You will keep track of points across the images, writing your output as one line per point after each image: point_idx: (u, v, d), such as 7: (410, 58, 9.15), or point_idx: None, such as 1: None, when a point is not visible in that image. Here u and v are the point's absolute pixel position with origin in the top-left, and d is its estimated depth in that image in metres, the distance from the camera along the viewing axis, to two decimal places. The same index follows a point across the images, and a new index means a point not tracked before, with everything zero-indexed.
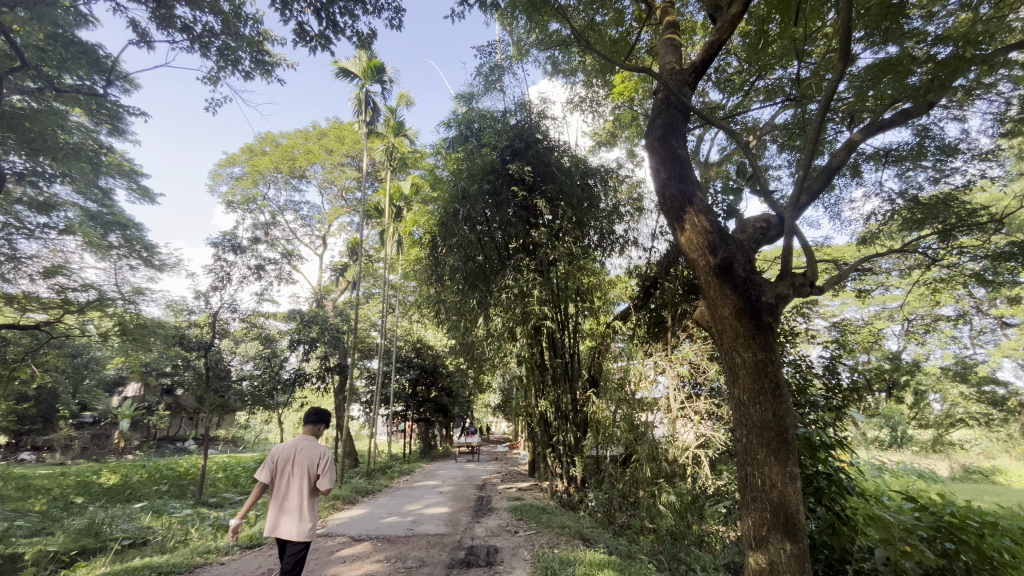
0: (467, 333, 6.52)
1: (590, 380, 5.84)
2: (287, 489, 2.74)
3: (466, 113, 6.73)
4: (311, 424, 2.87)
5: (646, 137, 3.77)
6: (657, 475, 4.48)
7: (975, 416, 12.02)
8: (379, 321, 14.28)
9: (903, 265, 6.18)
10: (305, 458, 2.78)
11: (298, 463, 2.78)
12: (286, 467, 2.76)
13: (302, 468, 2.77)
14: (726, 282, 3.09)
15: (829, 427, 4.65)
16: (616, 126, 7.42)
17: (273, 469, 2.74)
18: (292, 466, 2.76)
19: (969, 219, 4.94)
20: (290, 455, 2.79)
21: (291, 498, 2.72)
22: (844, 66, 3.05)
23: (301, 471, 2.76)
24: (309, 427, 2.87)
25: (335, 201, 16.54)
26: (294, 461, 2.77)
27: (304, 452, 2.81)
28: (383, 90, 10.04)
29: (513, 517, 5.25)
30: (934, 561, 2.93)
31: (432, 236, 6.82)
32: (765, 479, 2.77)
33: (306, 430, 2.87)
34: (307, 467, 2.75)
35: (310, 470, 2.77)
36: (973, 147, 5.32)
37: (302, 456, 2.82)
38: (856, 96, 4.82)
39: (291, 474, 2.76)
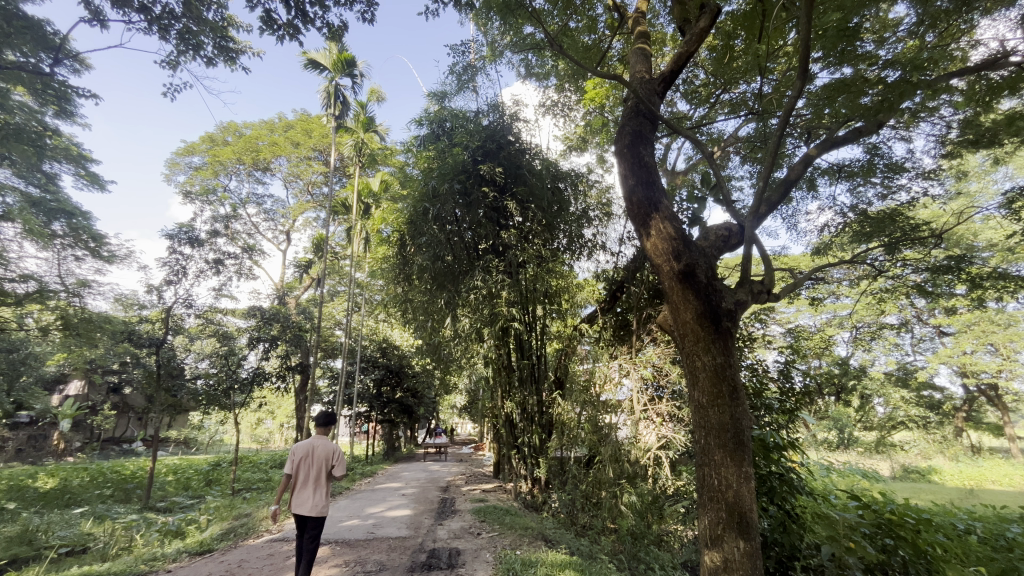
0: (434, 333, 6.47)
1: (555, 382, 5.88)
2: (308, 476, 3.36)
3: (438, 112, 6.67)
4: (324, 424, 3.55)
5: (615, 143, 3.83)
6: (619, 476, 4.53)
7: (915, 419, 12.77)
8: (344, 319, 13.97)
9: (853, 275, 6.50)
10: (323, 451, 3.45)
11: (316, 456, 3.42)
12: (307, 458, 3.39)
13: (320, 458, 3.42)
14: (689, 288, 3.17)
15: (782, 430, 4.81)
16: (588, 131, 7.53)
17: (297, 461, 3.35)
18: (312, 457, 3.39)
19: (912, 234, 5.26)
20: (310, 449, 3.42)
21: (311, 483, 3.33)
22: (804, 82, 3.16)
23: (320, 461, 3.40)
24: (323, 427, 3.54)
25: (300, 196, 16.09)
26: (313, 455, 3.41)
27: (320, 447, 3.47)
28: (354, 84, 9.86)
29: (476, 519, 5.22)
30: (875, 555, 3.06)
31: (400, 234, 6.72)
32: (721, 480, 2.85)
33: (320, 429, 3.51)
34: (325, 456, 3.42)
35: (326, 460, 3.44)
36: (917, 166, 5.66)
37: (318, 450, 3.46)
38: (813, 114, 5.06)
39: (310, 464, 3.38)
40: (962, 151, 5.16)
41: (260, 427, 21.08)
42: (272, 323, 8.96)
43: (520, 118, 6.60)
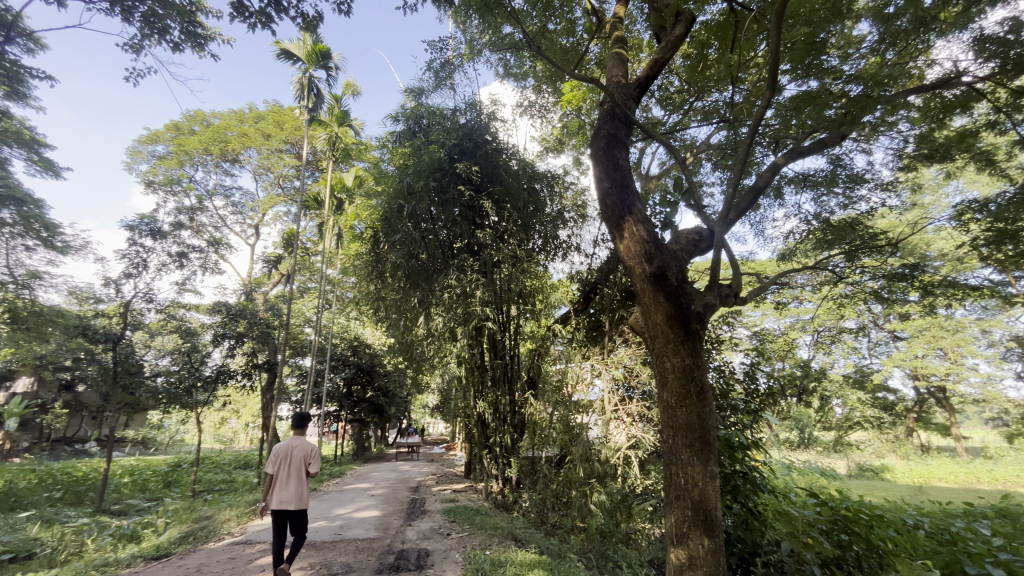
0: (407, 332, 6.39)
1: (528, 382, 5.90)
2: (286, 475, 3.49)
3: (414, 108, 6.58)
4: (300, 425, 3.67)
5: (591, 145, 3.87)
6: (590, 476, 4.60)
7: (870, 419, 13.35)
8: (314, 317, 13.66)
9: (815, 281, 6.75)
10: (301, 451, 3.58)
11: (294, 455, 3.56)
12: (286, 458, 3.52)
13: (298, 458, 3.55)
14: (660, 290, 3.23)
15: (747, 430, 4.92)
16: (565, 134, 7.58)
17: (276, 461, 3.50)
18: (290, 457, 3.53)
19: (870, 243, 5.51)
20: (288, 450, 3.56)
21: (290, 481, 3.48)
22: (773, 93, 3.26)
23: (299, 461, 3.54)
24: (299, 428, 3.67)
25: (270, 189, 15.65)
26: (292, 454, 3.55)
27: (299, 447, 3.60)
28: (328, 77, 9.66)
29: (446, 519, 5.19)
30: (829, 550, 3.17)
31: (373, 231, 6.61)
32: (687, 479, 2.91)
33: (297, 430, 3.66)
34: (303, 456, 3.56)
35: (304, 459, 3.58)
36: (876, 178, 5.91)
37: (296, 450, 3.60)
38: (782, 124, 5.22)
39: (289, 463, 3.53)
40: (917, 165, 5.42)
41: (224, 427, 20.41)
42: (238, 320, 8.68)
43: (497, 118, 6.59)
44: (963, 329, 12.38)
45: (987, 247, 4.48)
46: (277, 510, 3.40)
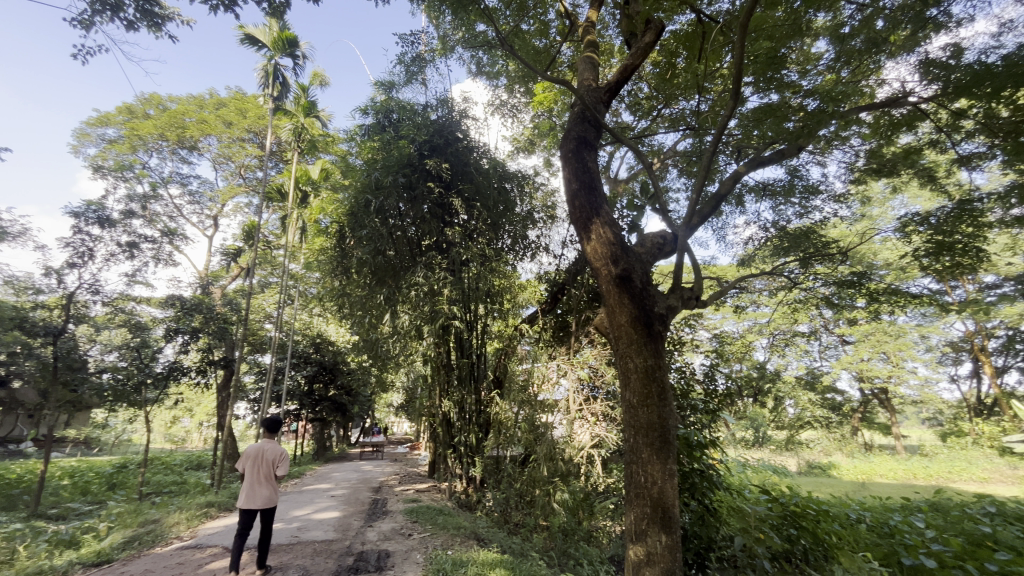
0: (372, 330, 6.27)
1: (494, 381, 5.90)
2: (256, 476, 3.69)
3: (384, 101, 6.46)
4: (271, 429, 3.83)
5: (561, 146, 3.90)
6: (553, 474, 4.62)
7: (819, 419, 14.02)
8: (275, 313, 13.22)
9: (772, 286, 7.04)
10: (271, 454, 3.77)
11: (264, 458, 3.74)
12: (256, 461, 3.70)
13: (268, 461, 3.75)
14: (625, 291, 3.28)
15: (706, 429, 5.06)
16: (536, 135, 7.62)
17: (247, 463, 3.67)
18: (260, 460, 3.71)
19: (823, 251, 5.79)
20: (258, 453, 3.72)
21: (259, 482, 3.69)
22: (736, 103, 3.37)
23: (269, 464, 3.74)
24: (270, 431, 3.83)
25: (231, 179, 15.04)
26: (262, 457, 3.73)
27: (269, 450, 3.78)
28: (295, 66, 9.36)
29: (408, 520, 5.12)
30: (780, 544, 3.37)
31: (339, 226, 6.45)
32: (647, 477, 2.98)
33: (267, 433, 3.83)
34: (273, 460, 3.76)
35: (274, 462, 3.78)
36: (830, 189, 6.21)
37: (266, 453, 3.78)
38: (744, 134, 5.40)
39: (259, 465, 3.71)
40: (867, 178, 5.72)
41: (176, 427, 19.48)
42: (193, 314, 8.30)
43: (469, 115, 6.56)
44: (904, 335, 13.18)
45: (927, 258, 4.79)
46: (245, 509, 3.60)
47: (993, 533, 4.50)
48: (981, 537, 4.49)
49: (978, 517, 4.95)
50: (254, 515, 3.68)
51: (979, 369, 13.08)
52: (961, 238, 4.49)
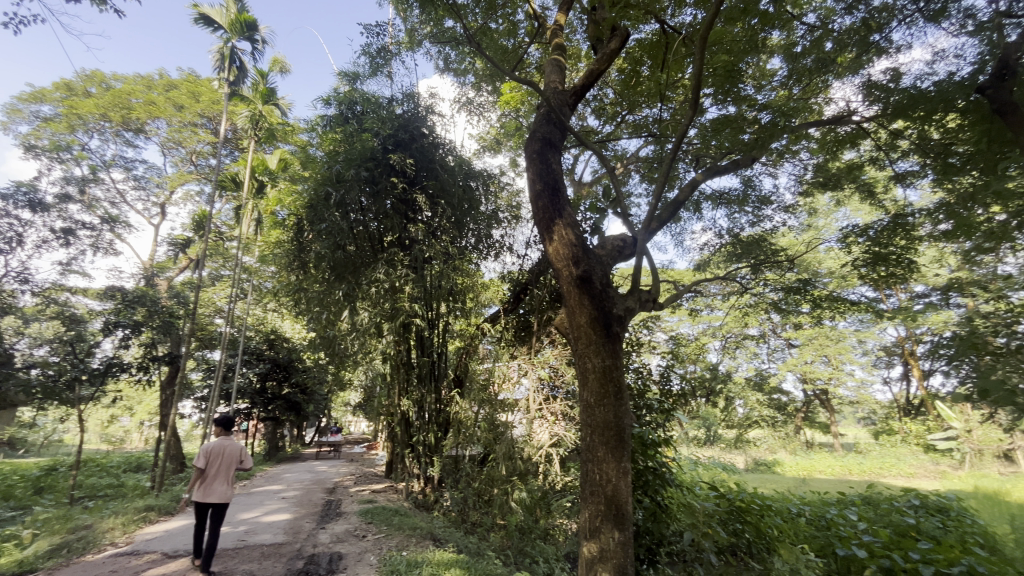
0: (330, 326, 6.09)
1: (455, 380, 5.86)
2: (216, 473, 3.74)
3: (348, 92, 6.29)
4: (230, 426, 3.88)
5: (526, 147, 3.91)
6: (511, 473, 4.66)
7: (766, 418, 14.69)
8: (226, 307, 12.63)
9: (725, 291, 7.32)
10: (232, 450, 3.84)
11: (225, 454, 3.81)
12: (218, 457, 3.76)
13: (229, 457, 3.82)
14: (585, 292, 3.34)
15: (660, 428, 5.20)
16: (503, 134, 7.62)
17: (209, 459, 3.71)
18: (222, 456, 3.78)
19: (772, 258, 6.11)
20: (220, 449, 3.79)
21: (220, 478, 3.75)
22: (695, 113, 3.48)
23: (229, 460, 3.81)
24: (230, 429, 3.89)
25: (181, 165, 14.26)
26: (224, 453, 3.80)
27: (230, 447, 3.85)
28: (253, 50, 8.98)
29: (362, 521, 5.01)
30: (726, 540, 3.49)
31: (296, 218, 6.23)
32: (602, 475, 3.04)
33: (227, 430, 3.88)
34: (234, 456, 3.84)
35: (234, 458, 3.85)
36: (781, 200, 6.52)
37: (227, 449, 3.84)
38: (702, 143, 5.57)
39: (220, 461, 3.77)
40: (814, 191, 6.04)
41: (113, 426, 18.27)
42: (135, 307, 7.81)
43: (435, 111, 6.48)
44: (844, 339, 14.02)
45: (865, 268, 5.11)
46: (201, 503, 3.66)
47: (917, 525, 4.85)
48: (906, 528, 4.85)
49: (904, 510, 5.33)
50: (208, 508, 3.74)
51: (908, 372, 14.08)
52: (896, 250, 4.82)
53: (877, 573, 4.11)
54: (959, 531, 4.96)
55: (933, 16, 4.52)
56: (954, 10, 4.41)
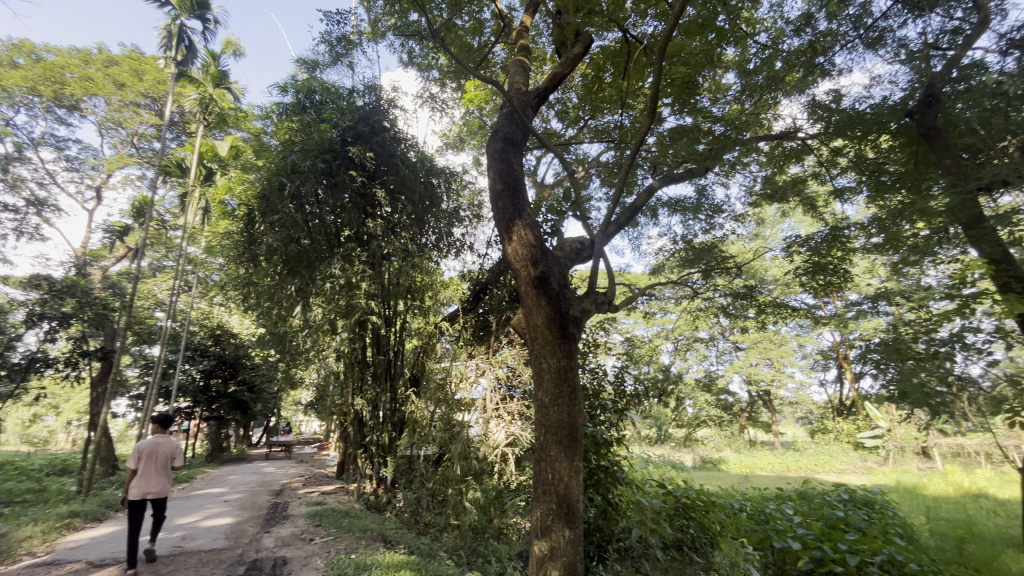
0: (281, 322, 5.85)
1: (411, 379, 5.77)
2: (149, 469, 3.75)
3: (306, 81, 6.09)
4: (164, 424, 3.92)
5: (488, 146, 3.90)
6: (466, 473, 4.65)
7: (713, 418, 15.33)
8: (167, 300, 11.91)
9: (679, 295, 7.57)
10: (166, 448, 3.86)
11: (158, 451, 3.82)
12: (151, 454, 3.78)
13: (163, 454, 3.83)
14: (543, 293, 3.37)
15: (613, 428, 5.32)
16: (466, 132, 7.57)
17: (141, 455, 3.73)
18: (155, 453, 3.79)
19: (722, 264, 6.43)
20: (153, 447, 3.80)
21: (153, 474, 3.75)
22: (651, 121, 3.56)
23: (163, 457, 3.83)
24: (163, 427, 3.92)
25: (120, 147, 13.33)
26: (157, 450, 3.81)
27: (163, 444, 3.87)
28: (205, 30, 8.52)
29: (310, 524, 4.85)
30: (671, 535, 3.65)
31: (247, 208, 5.95)
32: (554, 474, 3.07)
33: (161, 429, 3.90)
34: (168, 453, 3.85)
35: (168, 456, 3.86)
36: (732, 210, 6.81)
37: (161, 447, 3.86)
38: (660, 151, 5.73)
39: (153, 458, 3.79)
40: (762, 202, 6.35)
41: (35, 427, 16.87)
42: (64, 298, 7.24)
43: (398, 106, 6.37)
44: (785, 343, 14.84)
45: (806, 276, 5.43)
46: (136, 500, 3.63)
47: (846, 517, 5.20)
48: (836, 520, 5.19)
49: (835, 504, 5.70)
50: (143, 508, 3.70)
51: (842, 374, 15.07)
52: (833, 261, 5.15)
53: (809, 562, 4.39)
54: (882, 522, 5.36)
55: (870, 43, 4.85)
56: (889, 39, 4.76)
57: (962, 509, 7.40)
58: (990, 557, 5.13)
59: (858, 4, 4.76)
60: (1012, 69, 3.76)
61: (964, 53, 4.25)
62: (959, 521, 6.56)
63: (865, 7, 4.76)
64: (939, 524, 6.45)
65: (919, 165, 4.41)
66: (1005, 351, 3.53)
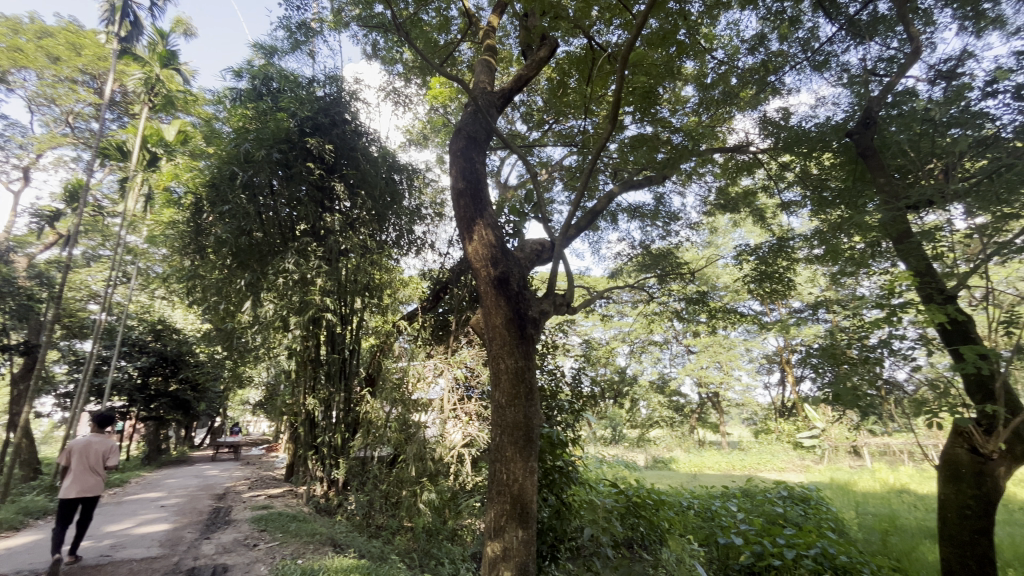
0: (228, 318, 5.57)
1: (367, 379, 5.63)
2: (81, 467, 3.77)
3: (263, 67, 5.85)
4: (98, 423, 3.91)
5: (451, 144, 3.86)
6: (421, 474, 4.59)
7: (665, 419, 15.82)
8: (102, 291, 11.11)
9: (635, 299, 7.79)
10: (99, 447, 3.84)
11: (91, 450, 3.82)
12: (82, 453, 3.78)
13: (95, 452, 3.83)
14: (502, 293, 3.37)
15: (569, 428, 5.42)
16: (430, 129, 7.48)
17: (71, 454, 3.75)
18: (86, 452, 3.79)
19: (677, 270, 6.63)
20: (84, 445, 3.79)
21: (85, 472, 3.77)
22: (612, 127, 3.62)
23: (95, 455, 3.82)
24: (98, 426, 3.91)
25: (53, 126, 12.33)
26: (89, 449, 3.80)
27: (97, 444, 3.85)
28: (153, 6, 8.01)
29: (254, 529, 4.63)
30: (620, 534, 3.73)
31: (195, 197, 5.63)
32: (509, 475, 3.08)
33: (96, 427, 3.90)
34: (100, 452, 3.84)
35: (102, 454, 3.86)
36: (688, 218, 7.06)
37: (94, 446, 3.85)
38: (620, 158, 5.85)
39: (85, 457, 3.80)
40: (716, 211, 6.61)
41: None
42: None
43: (360, 98, 6.22)
44: (733, 348, 15.54)
45: (754, 284, 5.69)
46: (65, 498, 3.65)
47: (784, 513, 5.49)
48: (775, 516, 5.47)
49: (775, 500, 6.01)
50: (77, 505, 3.73)
51: (784, 378, 15.91)
52: (779, 270, 5.43)
53: (750, 557, 4.60)
54: (817, 517, 5.70)
55: (816, 66, 5.15)
56: (833, 62, 5.06)
57: (887, 504, 7.99)
58: (909, 548, 5.57)
59: (806, 29, 5.04)
60: (937, 97, 4.08)
61: (898, 80, 4.57)
62: (883, 515, 7.07)
63: (812, 31, 5.05)
64: (866, 518, 6.92)
65: (856, 181, 4.72)
66: (927, 357, 3.80)
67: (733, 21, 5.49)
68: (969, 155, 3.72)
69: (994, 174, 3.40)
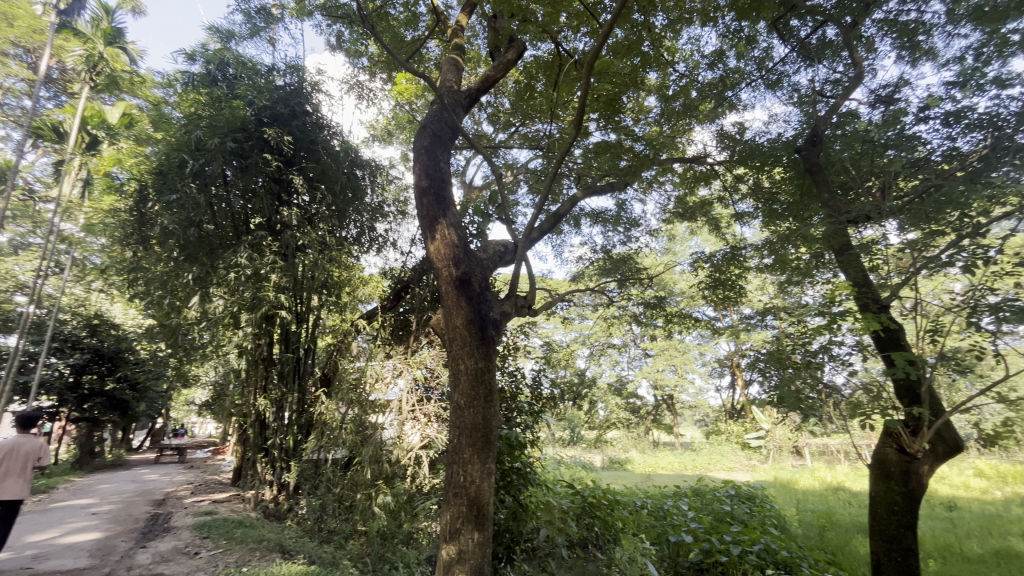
0: (173, 313, 5.27)
1: (322, 379, 5.47)
2: (7, 470, 3.52)
3: (218, 52, 5.58)
4: (27, 422, 3.63)
5: (414, 141, 3.81)
6: (377, 477, 4.51)
7: (622, 420, 16.14)
8: (30, 282, 10.27)
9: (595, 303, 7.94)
10: (28, 448, 3.59)
11: (19, 451, 3.56)
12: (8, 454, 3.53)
13: (23, 454, 3.58)
14: (463, 294, 3.35)
15: (528, 429, 5.46)
16: (395, 126, 7.35)
17: None
18: (13, 453, 3.54)
19: (636, 275, 6.80)
20: (12, 447, 3.54)
21: (11, 475, 3.52)
22: (577, 132, 3.65)
23: (24, 457, 3.58)
24: (27, 425, 3.63)
25: None
26: (17, 450, 3.56)
27: (25, 445, 3.59)
28: None
29: (196, 536, 4.39)
30: (572, 534, 3.64)
31: (139, 184, 5.30)
32: (466, 476, 3.05)
33: (25, 426, 3.62)
34: (29, 453, 3.59)
35: (31, 456, 3.61)
36: (647, 225, 7.25)
37: (22, 447, 3.59)
38: (585, 163, 5.94)
39: (12, 458, 3.54)
40: (674, 220, 6.83)
41: None
42: None
43: (322, 90, 6.04)
44: (687, 352, 16.07)
45: (708, 290, 5.90)
46: None
47: (731, 511, 5.73)
48: (723, 514, 5.69)
49: (723, 499, 6.26)
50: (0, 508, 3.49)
51: (734, 381, 16.60)
52: (731, 277, 5.66)
53: (699, 554, 4.77)
54: (761, 514, 5.98)
55: (770, 84, 5.40)
56: (785, 82, 5.31)
57: (824, 501, 8.48)
58: (842, 542, 5.93)
59: (762, 48, 5.29)
60: (877, 120, 4.36)
61: (843, 102, 4.83)
62: (821, 511, 7.49)
63: (767, 51, 5.30)
64: (805, 514, 7.31)
65: (804, 196, 4.97)
66: (862, 363, 4.06)
67: (694, 36, 5.68)
68: (903, 175, 3.99)
69: (925, 194, 3.66)
